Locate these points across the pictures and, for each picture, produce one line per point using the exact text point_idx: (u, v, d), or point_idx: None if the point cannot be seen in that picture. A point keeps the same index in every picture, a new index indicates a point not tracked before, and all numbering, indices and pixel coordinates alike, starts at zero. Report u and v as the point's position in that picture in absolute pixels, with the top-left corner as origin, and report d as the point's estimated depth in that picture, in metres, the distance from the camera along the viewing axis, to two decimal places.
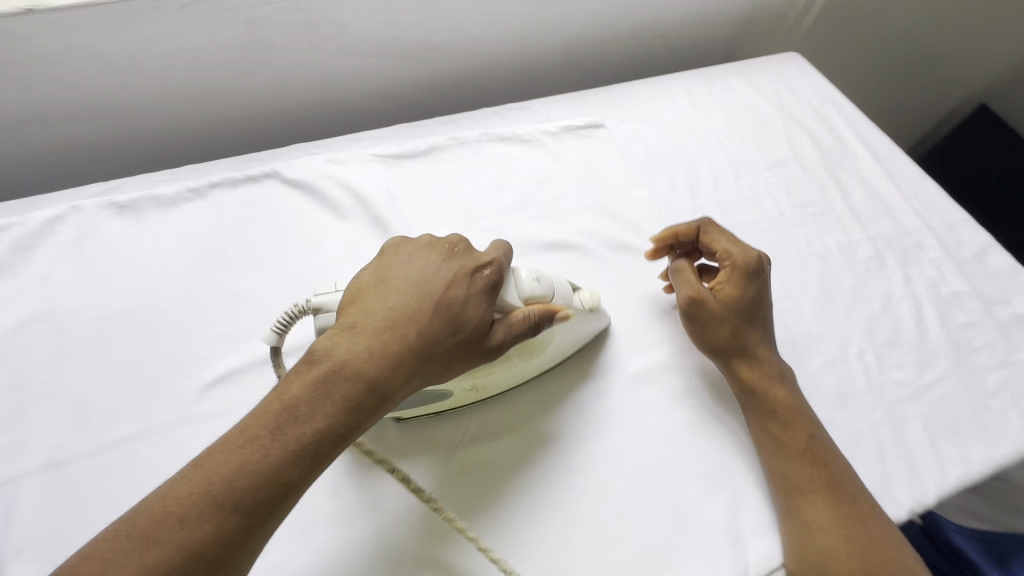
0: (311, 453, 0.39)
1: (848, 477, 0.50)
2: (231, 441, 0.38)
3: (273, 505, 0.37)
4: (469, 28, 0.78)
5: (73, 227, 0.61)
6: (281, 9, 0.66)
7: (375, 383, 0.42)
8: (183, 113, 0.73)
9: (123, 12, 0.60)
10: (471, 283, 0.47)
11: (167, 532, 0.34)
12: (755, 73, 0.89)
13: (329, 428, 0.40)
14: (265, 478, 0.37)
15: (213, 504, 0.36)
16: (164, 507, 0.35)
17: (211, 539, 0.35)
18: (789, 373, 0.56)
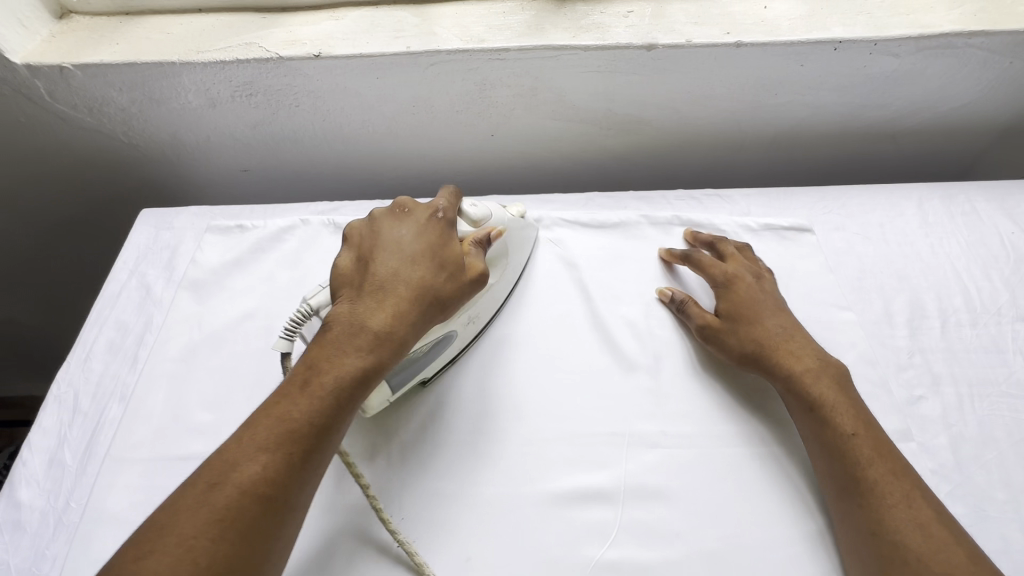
0: (351, 380, 0.46)
1: (944, 531, 0.45)
2: (290, 386, 0.46)
3: (327, 418, 0.44)
4: (681, 108, 0.76)
5: (299, 238, 0.70)
6: (512, 75, 0.71)
7: (400, 326, 0.49)
8: (402, 151, 0.81)
9: (383, 64, 0.68)
10: (438, 232, 0.54)
11: (226, 482, 0.40)
12: (1011, 198, 0.75)
13: (369, 359, 0.47)
14: (317, 402, 0.44)
15: (282, 428, 0.43)
16: (219, 467, 0.41)
17: (264, 477, 0.41)
18: (833, 371, 0.55)
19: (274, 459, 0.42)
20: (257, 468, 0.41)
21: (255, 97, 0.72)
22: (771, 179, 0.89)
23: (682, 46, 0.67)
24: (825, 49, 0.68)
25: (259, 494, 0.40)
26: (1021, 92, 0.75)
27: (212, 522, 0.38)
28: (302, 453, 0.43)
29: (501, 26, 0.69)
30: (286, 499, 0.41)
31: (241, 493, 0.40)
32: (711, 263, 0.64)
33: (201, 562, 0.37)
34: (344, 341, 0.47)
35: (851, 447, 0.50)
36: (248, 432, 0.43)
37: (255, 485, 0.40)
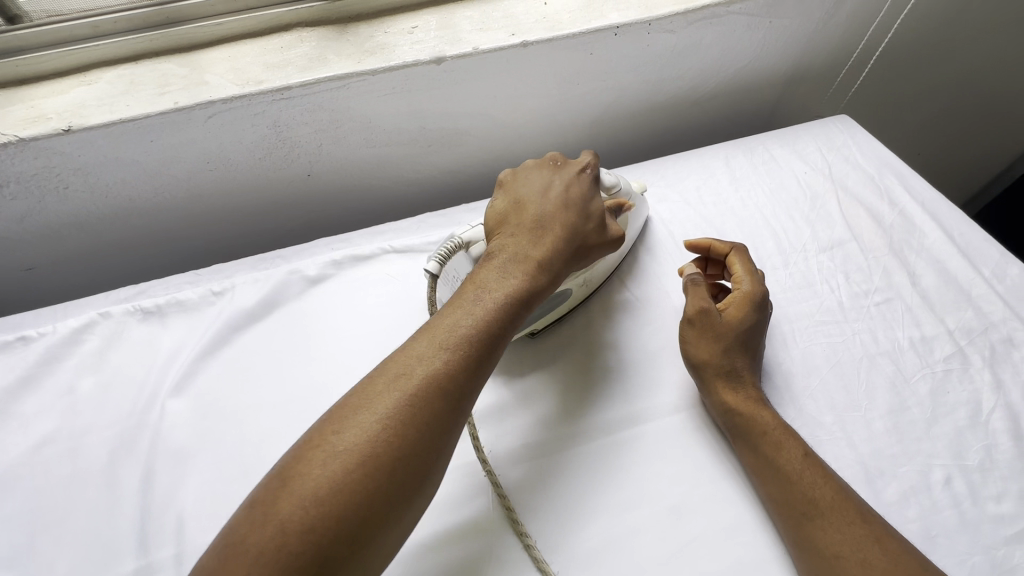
0: (516, 298, 0.48)
1: (815, 468, 0.51)
2: (459, 295, 0.48)
3: (503, 329, 0.47)
4: (495, 113, 0.76)
5: (99, 335, 0.61)
6: (306, 111, 0.66)
7: (550, 251, 0.52)
8: (217, 209, 0.74)
9: (152, 125, 0.62)
10: (585, 183, 0.56)
11: (414, 372, 0.42)
12: (801, 140, 0.83)
13: (526, 281, 0.50)
14: (487, 313, 0.46)
15: (459, 334, 0.45)
16: (407, 359, 0.43)
17: (449, 373, 0.43)
18: (748, 347, 0.58)
19: (454, 359, 0.43)
20: (440, 366, 0.43)
21: (8, 187, 0.62)
22: (604, 161, 0.92)
23: (471, 54, 0.67)
24: (607, 35, 0.70)
25: (445, 392, 0.42)
26: (789, 43, 0.83)
27: (404, 411, 0.41)
28: (480, 357, 0.45)
29: (279, 63, 0.65)
30: (463, 398, 0.43)
31: (430, 390, 0.42)
32: (739, 275, 0.61)
33: (405, 438, 0.40)
34: (505, 264, 0.50)
35: (756, 415, 0.54)
36: (429, 332, 0.45)
37: (440, 384, 0.42)
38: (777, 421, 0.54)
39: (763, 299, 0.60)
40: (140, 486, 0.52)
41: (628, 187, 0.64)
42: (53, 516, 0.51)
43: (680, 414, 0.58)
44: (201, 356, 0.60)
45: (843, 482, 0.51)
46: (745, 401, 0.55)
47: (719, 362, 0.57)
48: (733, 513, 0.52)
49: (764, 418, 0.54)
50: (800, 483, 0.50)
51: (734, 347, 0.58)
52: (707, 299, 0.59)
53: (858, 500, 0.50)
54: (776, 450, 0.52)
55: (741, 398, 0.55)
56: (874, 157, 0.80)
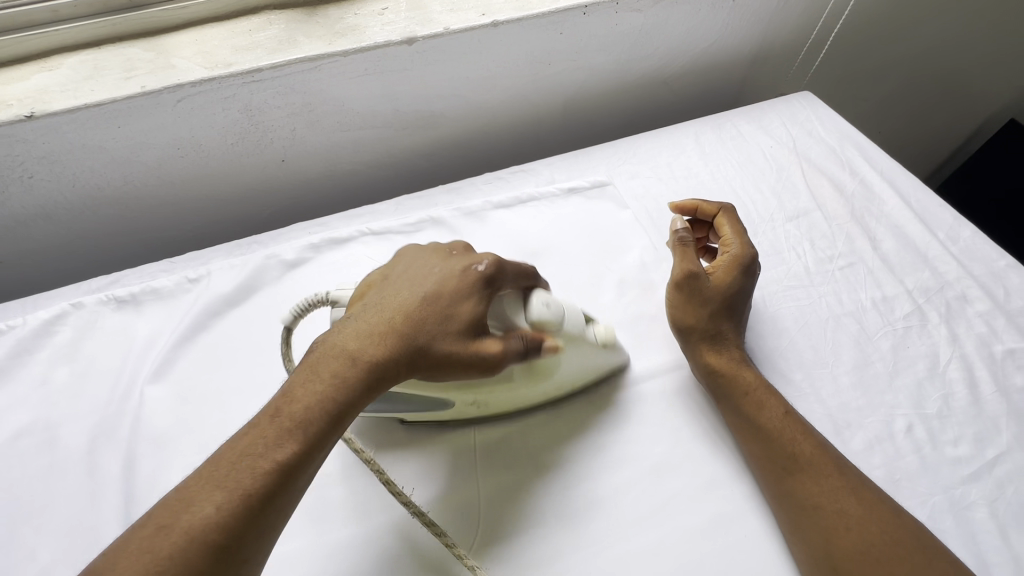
0: (324, 419, 0.41)
1: (792, 424, 0.53)
2: (264, 415, 0.41)
3: (304, 460, 0.39)
4: (468, 95, 0.77)
5: (72, 325, 0.60)
6: (277, 94, 0.66)
7: (385, 359, 0.44)
8: (189, 198, 0.73)
9: (119, 110, 0.60)
10: (458, 275, 0.49)
11: (176, 522, 0.35)
12: (766, 116, 0.85)
13: (344, 398, 0.42)
14: (285, 438, 0.39)
15: (245, 465, 0.38)
16: (178, 499, 0.37)
17: (216, 526, 0.35)
18: (734, 310, 0.60)
19: (233, 499, 0.36)
20: (216, 505, 0.36)
21: None
22: (578, 142, 0.93)
23: (442, 34, 0.67)
24: (575, 14, 0.72)
25: (211, 546, 0.35)
26: (752, 22, 0.85)
27: None
28: (262, 498, 0.37)
29: (248, 46, 0.64)
30: (230, 559, 0.36)
31: (192, 541, 0.35)
32: (728, 237, 0.63)
33: None
34: (326, 369, 0.43)
35: (738, 375, 0.56)
36: (212, 466, 0.38)
37: (204, 535, 0.35)
38: (758, 381, 0.56)
39: (750, 263, 0.61)
40: (122, 472, 0.52)
41: (575, 323, 0.53)
42: (33, 507, 0.50)
43: (658, 379, 0.60)
44: (180, 342, 0.59)
45: (819, 434, 0.53)
46: (727, 363, 0.57)
47: (704, 325, 0.59)
48: (710, 468, 0.54)
49: (746, 379, 0.56)
50: (778, 439, 0.52)
51: (720, 310, 0.59)
52: (694, 263, 0.61)
53: (834, 451, 0.52)
54: (758, 408, 0.54)
55: (723, 359, 0.57)
56: (835, 131, 0.83)
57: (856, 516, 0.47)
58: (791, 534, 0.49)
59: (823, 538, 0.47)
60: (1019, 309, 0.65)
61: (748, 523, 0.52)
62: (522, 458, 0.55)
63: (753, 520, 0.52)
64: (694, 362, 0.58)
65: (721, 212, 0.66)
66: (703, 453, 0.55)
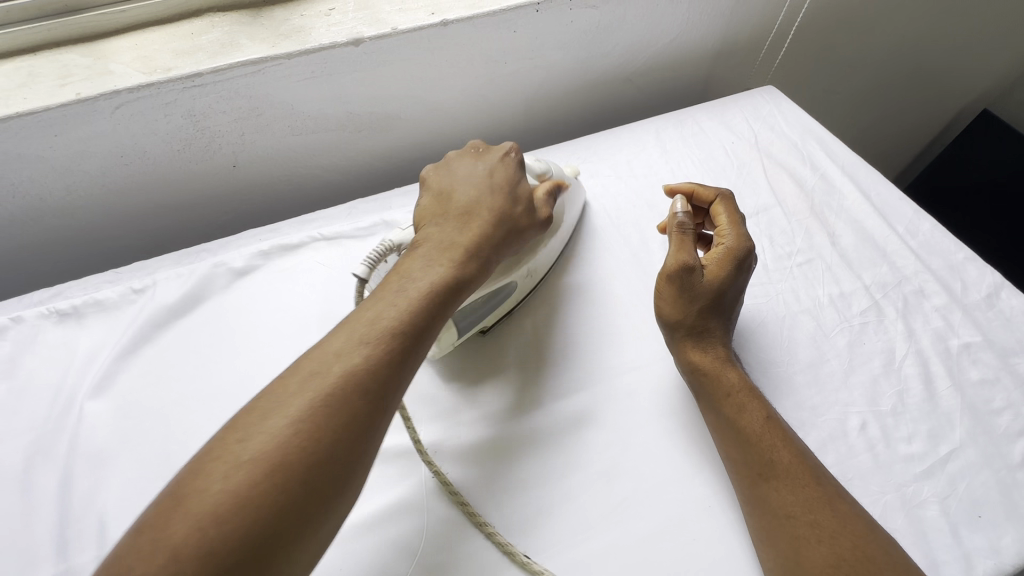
0: (444, 288, 0.49)
1: (772, 430, 0.51)
2: (380, 291, 0.48)
3: (430, 317, 0.47)
4: (423, 96, 0.76)
5: (12, 340, 0.59)
6: (222, 98, 0.65)
7: (481, 242, 0.53)
8: (138, 206, 0.72)
9: (54, 118, 0.59)
10: (506, 167, 0.59)
11: (332, 368, 0.41)
12: (729, 112, 0.84)
13: (450, 272, 0.50)
14: (414, 300, 0.47)
15: (381, 323, 0.45)
16: (320, 359, 0.42)
17: (368, 366, 0.42)
18: (726, 305, 0.58)
19: (376, 355, 0.43)
20: (359, 361, 0.42)
21: None
22: (542, 139, 0.92)
23: (390, 34, 0.66)
24: (528, 12, 0.70)
25: (367, 399, 0.41)
26: (713, 17, 0.84)
27: (320, 406, 0.39)
28: (402, 346, 0.44)
29: (188, 50, 0.63)
30: (386, 392, 0.42)
31: (351, 380, 0.41)
32: (723, 228, 0.61)
33: (307, 443, 0.38)
34: (439, 256, 0.51)
35: (721, 375, 0.55)
36: (346, 331, 0.44)
37: (361, 376, 0.41)
38: (742, 383, 0.55)
39: (744, 257, 0.59)
40: (57, 490, 0.50)
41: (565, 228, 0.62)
42: None
43: (612, 382, 0.59)
44: (122, 355, 0.58)
45: (802, 444, 0.52)
46: (715, 357, 0.56)
47: (693, 321, 0.57)
48: (662, 471, 0.54)
49: (731, 377, 0.55)
50: (759, 443, 0.50)
51: (708, 307, 0.57)
52: (690, 255, 0.58)
53: (812, 459, 0.51)
54: (738, 410, 0.53)
55: (708, 358, 0.56)
56: (798, 125, 0.82)
57: (828, 525, 0.46)
58: (762, 544, 0.48)
59: (793, 548, 0.46)
60: (976, 302, 0.64)
61: (699, 526, 0.51)
62: (511, 445, 0.55)
63: (706, 523, 0.51)
64: (684, 357, 0.57)
65: (719, 198, 0.64)
66: (657, 456, 0.55)
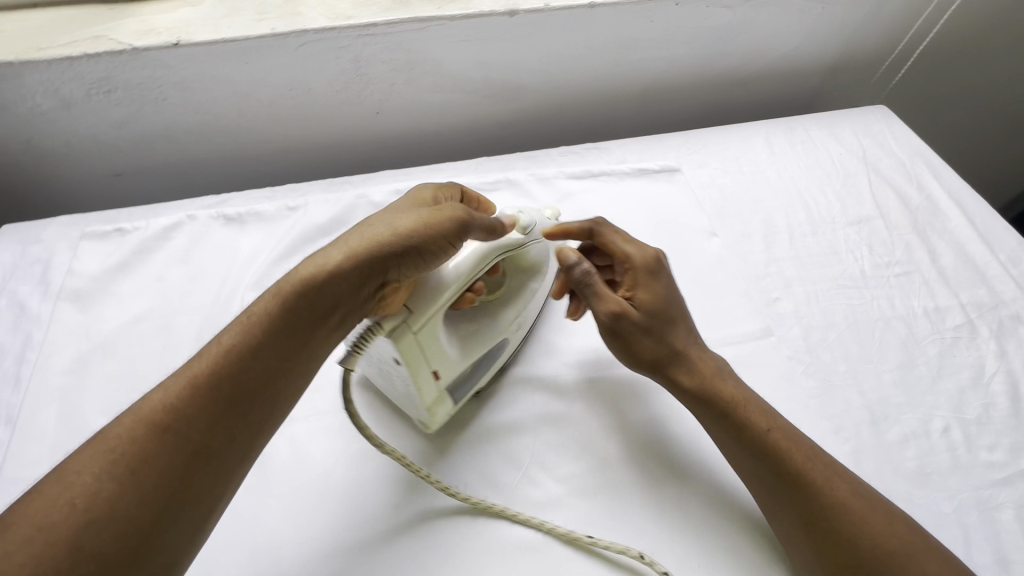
0: (273, 332, 0.45)
1: (783, 434, 0.51)
2: (226, 335, 0.45)
3: (248, 363, 0.44)
4: (553, 72, 0.81)
5: (186, 234, 0.68)
6: (386, 49, 0.72)
7: (339, 276, 0.47)
8: (289, 138, 0.80)
9: (250, 48, 0.67)
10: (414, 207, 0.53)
11: (142, 423, 0.40)
12: (838, 124, 0.87)
13: (295, 318, 0.46)
14: (232, 349, 0.44)
15: (199, 372, 0.42)
16: (145, 409, 0.41)
17: (170, 420, 0.40)
18: (686, 323, 0.58)
19: (186, 397, 0.41)
20: (165, 403, 0.41)
21: (116, 93, 0.69)
22: (648, 129, 0.96)
23: (543, 9, 0.72)
24: (669, 5, 0.75)
25: (180, 439, 0.40)
26: (836, 31, 0.87)
27: (111, 465, 0.38)
28: (212, 398, 0.42)
29: (366, 2, 0.70)
30: (190, 448, 0.40)
31: (138, 432, 0.39)
32: (620, 249, 0.59)
33: (91, 500, 0.37)
34: (297, 292, 0.46)
35: (714, 391, 0.54)
36: (170, 379, 0.42)
37: (149, 428, 0.40)
38: (741, 393, 0.54)
39: (654, 266, 0.58)
40: None
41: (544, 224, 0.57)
42: (148, 379, 0.57)
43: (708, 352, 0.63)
44: (277, 260, 0.66)
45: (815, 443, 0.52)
46: (689, 371, 0.55)
47: (659, 351, 0.56)
48: None
49: (722, 384, 0.54)
50: (759, 439, 0.51)
51: (659, 331, 0.56)
52: (618, 299, 0.55)
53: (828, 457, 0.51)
54: (738, 427, 0.52)
55: (695, 378, 0.55)
56: (907, 146, 0.84)
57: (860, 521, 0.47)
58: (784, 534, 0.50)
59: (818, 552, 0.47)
60: None
61: None
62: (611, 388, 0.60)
63: None
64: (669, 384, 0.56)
65: (593, 228, 0.60)
66: None
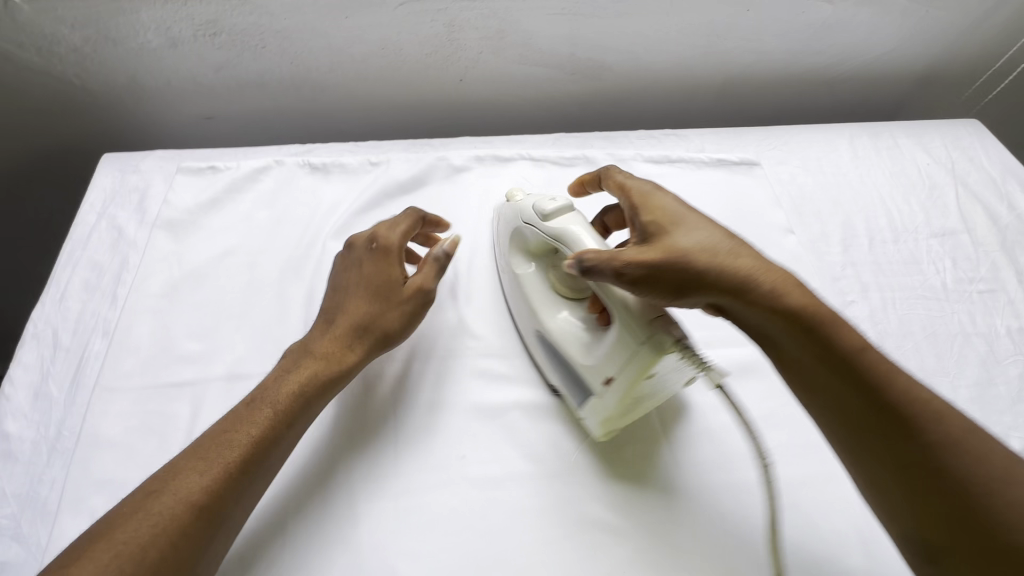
0: (285, 416, 0.48)
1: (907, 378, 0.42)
2: (238, 411, 0.47)
3: (271, 431, 0.47)
4: (639, 54, 0.81)
5: (274, 178, 0.70)
6: (480, 16, 0.73)
7: (335, 357, 0.52)
8: (373, 98, 0.82)
9: (352, 3, 0.69)
10: (361, 269, 0.56)
11: (177, 488, 0.42)
12: (927, 134, 0.84)
13: (302, 402, 0.49)
14: (258, 422, 0.46)
15: (233, 442, 0.45)
16: (168, 473, 0.43)
17: (201, 489, 0.42)
18: (742, 242, 0.48)
19: (219, 474, 0.43)
20: (201, 484, 0.42)
21: (219, 36, 0.71)
22: (724, 124, 0.95)
23: None
24: None
25: (198, 517, 0.41)
26: (935, 38, 0.84)
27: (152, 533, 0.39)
28: (241, 468, 0.44)
29: None
30: (219, 515, 0.42)
31: (180, 501, 0.41)
32: (621, 185, 0.53)
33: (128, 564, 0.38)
34: (297, 370, 0.51)
35: (814, 322, 0.43)
36: (195, 453, 0.44)
37: (188, 497, 0.41)
38: (830, 312, 0.44)
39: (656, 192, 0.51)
40: (304, 301, 0.61)
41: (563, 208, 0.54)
42: (233, 311, 0.60)
43: None
44: (359, 213, 0.68)
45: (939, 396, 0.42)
46: (763, 294, 0.45)
47: (718, 279, 0.45)
48: None
49: (798, 302, 0.44)
50: (860, 382, 0.42)
51: (705, 253, 0.46)
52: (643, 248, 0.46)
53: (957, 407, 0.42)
54: (849, 375, 0.42)
55: (789, 303, 0.44)
56: (999, 163, 0.81)
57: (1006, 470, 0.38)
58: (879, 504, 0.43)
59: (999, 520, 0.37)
60: None
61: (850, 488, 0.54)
62: None
63: None
64: (748, 312, 0.45)
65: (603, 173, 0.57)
66: None
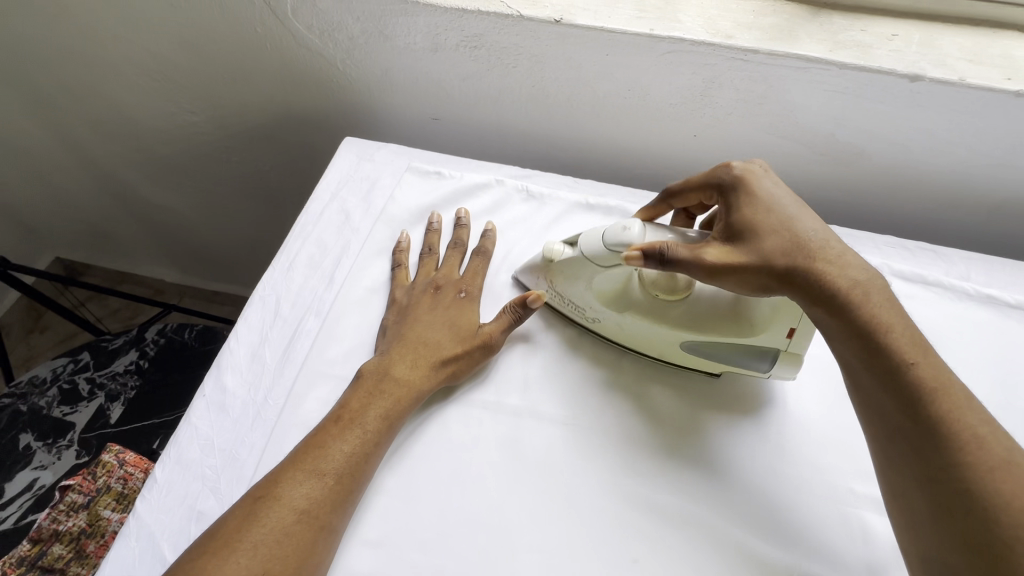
0: (375, 431, 0.49)
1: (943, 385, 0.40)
2: (330, 421, 0.50)
3: (368, 447, 0.49)
4: (914, 150, 0.69)
5: (492, 196, 0.70)
6: (747, 78, 0.66)
7: (414, 380, 0.53)
8: (597, 134, 0.79)
9: (619, 42, 0.66)
10: (439, 300, 0.59)
11: (282, 496, 0.44)
12: None
13: (394, 415, 0.51)
14: (350, 436, 0.48)
15: (330, 455, 0.47)
16: (276, 478, 0.46)
17: (310, 499, 0.45)
18: (822, 241, 0.47)
19: (321, 487, 0.45)
20: (305, 494, 0.45)
21: (479, 50, 0.72)
22: (984, 244, 0.80)
23: (954, 83, 0.61)
24: None
25: (306, 525, 0.43)
26: None
27: (267, 539, 0.42)
28: (339, 477, 0.46)
29: (749, 25, 0.65)
30: (326, 525, 0.45)
31: (291, 512, 0.44)
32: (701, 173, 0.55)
33: (243, 567, 0.41)
34: (382, 392, 0.52)
35: (865, 314, 0.43)
36: (298, 460, 0.47)
37: (297, 506, 0.44)
38: (885, 310, 0.43)
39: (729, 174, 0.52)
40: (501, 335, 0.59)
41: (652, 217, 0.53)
42: None
43: None
44: None
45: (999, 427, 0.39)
46: (819, 285, 0.45)
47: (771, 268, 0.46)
48: None
49: (854, 301, 0.44)
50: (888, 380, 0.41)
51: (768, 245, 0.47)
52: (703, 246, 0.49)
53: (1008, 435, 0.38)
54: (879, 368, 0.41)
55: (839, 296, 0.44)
56: None
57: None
58: (887, 477, 0.41)
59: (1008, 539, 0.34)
60: None
61: None
62: None
63: None
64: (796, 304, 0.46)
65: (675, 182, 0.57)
66: None
